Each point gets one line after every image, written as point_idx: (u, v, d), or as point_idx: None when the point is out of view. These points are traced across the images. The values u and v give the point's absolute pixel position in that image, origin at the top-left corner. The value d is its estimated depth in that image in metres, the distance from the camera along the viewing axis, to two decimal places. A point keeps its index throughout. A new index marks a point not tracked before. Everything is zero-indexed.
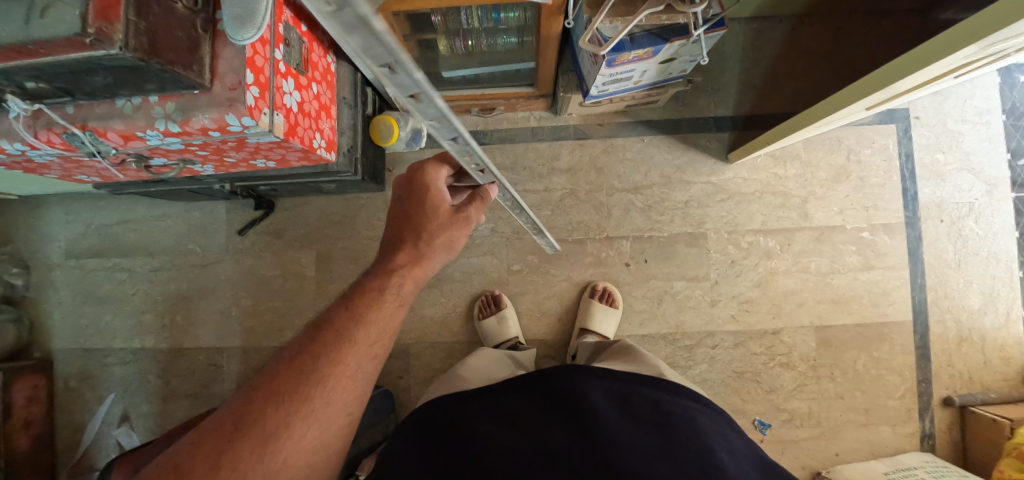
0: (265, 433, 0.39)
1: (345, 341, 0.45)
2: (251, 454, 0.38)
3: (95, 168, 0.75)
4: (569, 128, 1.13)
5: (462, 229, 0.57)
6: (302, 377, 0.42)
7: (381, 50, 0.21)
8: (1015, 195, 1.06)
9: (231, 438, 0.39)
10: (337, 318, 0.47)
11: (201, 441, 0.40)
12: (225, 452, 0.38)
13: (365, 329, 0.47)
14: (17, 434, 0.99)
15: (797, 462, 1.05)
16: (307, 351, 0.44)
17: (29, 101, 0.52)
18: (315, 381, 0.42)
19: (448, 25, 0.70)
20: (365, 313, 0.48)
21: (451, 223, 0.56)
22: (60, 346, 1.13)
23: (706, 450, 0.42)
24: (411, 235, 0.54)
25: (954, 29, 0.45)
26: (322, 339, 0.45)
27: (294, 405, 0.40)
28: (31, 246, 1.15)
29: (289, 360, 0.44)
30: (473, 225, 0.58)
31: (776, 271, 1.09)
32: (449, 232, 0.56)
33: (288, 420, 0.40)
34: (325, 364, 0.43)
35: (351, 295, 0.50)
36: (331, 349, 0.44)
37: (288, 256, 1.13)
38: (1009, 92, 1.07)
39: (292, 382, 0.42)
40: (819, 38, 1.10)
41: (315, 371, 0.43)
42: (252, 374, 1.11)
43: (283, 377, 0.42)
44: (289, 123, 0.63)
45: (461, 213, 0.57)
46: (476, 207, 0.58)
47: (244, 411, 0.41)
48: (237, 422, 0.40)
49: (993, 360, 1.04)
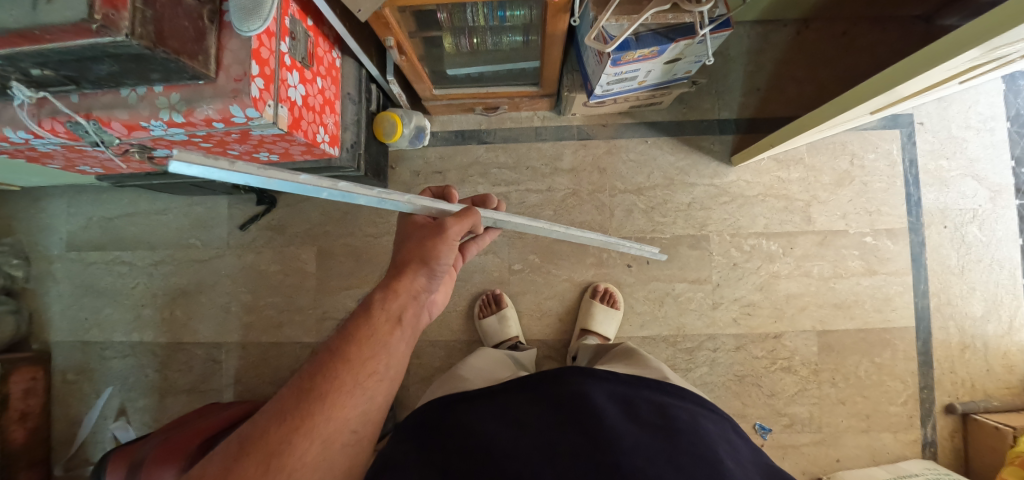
0: (268, 451, 0.37)
1: (340, 359, 0.45)
2: (254, 472, 0.36)
3: (98, 158, 0.75)
4: (572, 128, 1.13)
5: (433, 237, 0.53)
6: (301, 396, 0.41)
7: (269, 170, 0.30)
8: (1018, 202, 1.05)
9: (235, 459, 0.37)
10: (333, 339, 0.47)
11: (205, 469, 0.38)
12: (229, 473, 0.36)
13: (358, 347, 0.46)
14: (13, 426, 0.99)
15: (798, 467, 1.04)
16: (307, 371, 0.44)
17: (34, 88, 0.51)
18: (316, 398, 0.41)
19: (453, 22, 0.69)
20: (358, 331, 0.47)
21: (423, 235, 0.55)
22: (58, 338, 1.12)
23: (712, 455, 0.42)
24: (395, 257, 0.56)
25: (960, 31, 0.44)
26: (320, 360, 0.45)
27: (295, 422, 0.40)
28: (32, 237, 1.15)
29: (293, 381, 0.44)
30: (450, 232, 0.52)
31: (778, 275, 1.08)
32: (423, 242, 0.53)
33: (289, 437, 0.39)
34: (323, 382, 0.43)
35: (351, 317, 0.50)
36: (330, 367, 0.44)
37: (289, 252, 1.13)
38: (1013, 99, 1.07)
39: (293, 401, 0.41)
40: (823, 43, 1.10)
41: (314, 389, 0.42)
42: (251, 370, 1.10)
43: (286, 398, 0.42)
44: (293, 116, 0.64)
45: (435, 224, 0.55)
46: (457, 219, 0.54)
47: (249, 432, 0.40)
48: (241, 444, 0.39)
49: (995, 367, 1.04)
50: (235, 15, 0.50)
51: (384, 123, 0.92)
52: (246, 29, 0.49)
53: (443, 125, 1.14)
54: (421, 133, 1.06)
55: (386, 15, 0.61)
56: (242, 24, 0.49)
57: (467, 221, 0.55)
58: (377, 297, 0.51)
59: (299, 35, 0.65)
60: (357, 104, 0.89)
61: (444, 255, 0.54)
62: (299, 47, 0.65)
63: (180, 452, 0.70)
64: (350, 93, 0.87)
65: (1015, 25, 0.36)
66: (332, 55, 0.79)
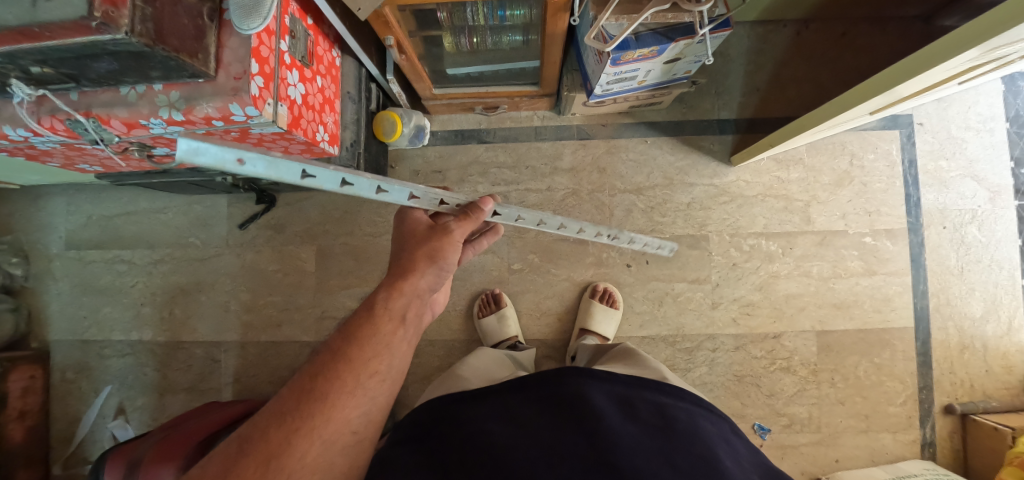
0: (268, 452, 0.37)
1: (340, 359, 0.44)
2: (253, 473, 0.36)
3: (98, 156, 0.75)
4: (572, 128, 1.13)
5: (440, 237, 0.55)
6: (301, 397, 0.41)
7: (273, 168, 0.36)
8: (1018, 203, 1.05)
9: (234, 460, 0.37)
10: (334, 339, 0.47)
11: (205, 468, 0.38)
12: (228, 474, 0.36)
13: (359, 347, 0.46)
14: (12, 425, 0.99)
15: (797, 467, 1.04)
16: (308, 371, 0.44)
17: (33, 86, 0.51)
18: (316, 399, 0.41)
19: (453, 21, 0.69)
20: (360, 332, 0.47)
21: (429, 234, 0.55)
22: (57, 337, 1.12)
23: (710, 456, 0.42)
24: (398, 254, 0.55)
25: (958, 31, 0.44)
26: (320, 360, 0.45)
27: (295, 424, 0.39)
28: (32, 236, 1.15)
29: (294, 382, 0.44)
30: (455, 236, 0.55)
31: (778, 275, 1.08)
32: (429, 242, 0.55)
33: (289, 439, 0.39)
34: (324, 383, 0.43)
35: (353, 317, 0.50)
36: (331, 368, 0.44)
37: (289, 251, 1.13)
38: (1013, 100, 1.07)
39: (293, 403, 0.41)
40: (823, 43, 1.11)
41: (315, 390, 0.42)
42: (250, 369, 1.10)
43: (286, 398, 0.42)
44: (293, 115, 0.64)
45: (439, 226, 0.57)
46: (461, 225, 0.57)
47: (249, 432, 0.40)
48: (241, 444, 0.39)
49: (994, 368, 1.04)
50: (235, 13, 0.50)
51: (384, 122, 0.92)
52: (246, 27, 0.49)
53: (443, 124, 1.14)
54: (421, 132, 1.06)
55: (386, 14, 0.61)
56: (241, 23, 0.50)
57: (471, 226, 0.58)
58: (379, 296, 0.50)
59: (299, 34, 0.65)
60: (357, 103, 0.89)
61: (450, 256, 0.55)
62: (299, 46, 0.65)
63: (179, 451, 0.70)
64: (350, 92, 0.87)
65: (1015, 24, 0.36)
66: (332, 54, 0.79)
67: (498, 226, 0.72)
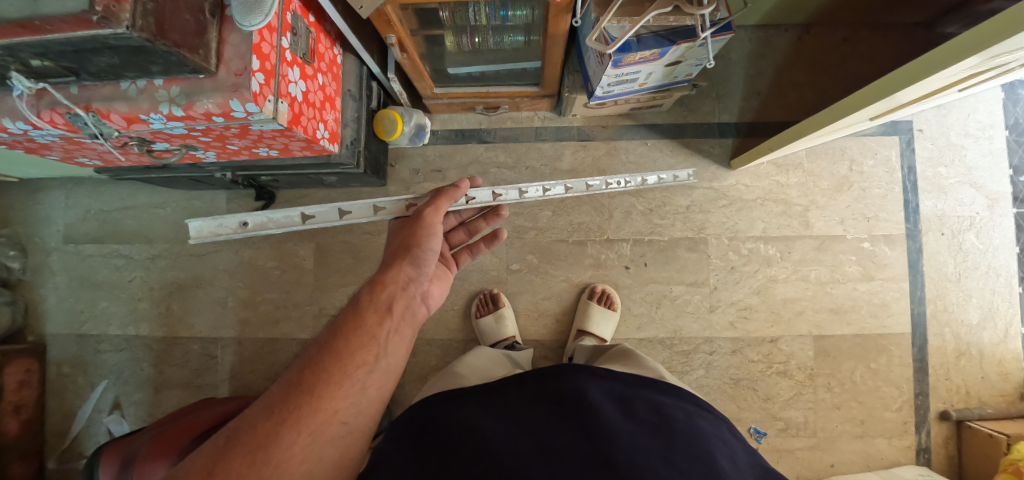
0: (255, 443, 0.37)
1: (329, 353, 0.44)
2: (241, 464, 0.35)
3: (97, 150, 0.75)
4: (572, 129, 1.13)
5: (416, 222, 0.59)
6: (290, 390, 0.41)
7: (286, 218, 0.68)
8: (1015, 211, 1.06)
9: (222, 452, 0.37)
10: (323, 334, 0.47)
11: (194, 461, 0.38)
12: (216, 467, 0.35)
13: (346, 340, 0.46)
14: (6, 419, 0.98)
15: (792, 471, 1.04)
16: (297, 365, 0.44)
17: (33, 79, 0.51)
18: (305, 392, 0.41)
19: (455, 21, 0.69)
20: (347, 326, 0.47)
21: (411, 223, 0.60)
22: (54, 332, 1.12)
23: (708, 455, 0.42)
24: (387, 252, 0.59)
25: (959, 38, 0.44)
26: (309, 354, 0.45)
27: (283, 415, 0.39)
28: (30, 229, 1.15)
29: (283, 378, 0.43)
30: (429, 216, 0.59)
31: (776, 279, 1.09)
32: (409, 232, 0.59)
33: (276, 430, 0.38)
34: (312, 375, 0.42)
35: (343, 313, 0.50)
36: (318, 361, 0.44)
37: (288, 248, 1.12)
38: (1012, 107, 1.07)
39: (280, 396, 0.41)
40: (825, 49, 1.11)
41: (302, 383, 0.41)
42: (246, 366, 1.10)
43: (275, 393, 0.41)
44: (293, 111, 0.63)
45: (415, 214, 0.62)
46: (435, 206, 0.61)
47: (238, 425, 0.39)
48: (229, 437, 0.38)
49: (990, 375, 1.04)
50: (237, 10, 0.49)
51: (384, 120, 0.92)
52: (247, 24, 0.49)
53: (443, 123, 1.14)
54: (421, 131, 1.07)
55: (387, 12, 0.61)
56: (243, 19, 0.49)
57: (445, 204, 0.62)
58: (365, 291, 0.52)
59: (300, 31, 0.65)
60: (357, 101, 0.89)
61: (431, 242, 0.59)
62: (300, 43, 0.65)
63: (174, 447, 0.70)
64: (351, 90, 0.87)
65: (1014, 33, 0.36)
66: (333, 52, 0.79)
67: (499, 231, 0.79)
